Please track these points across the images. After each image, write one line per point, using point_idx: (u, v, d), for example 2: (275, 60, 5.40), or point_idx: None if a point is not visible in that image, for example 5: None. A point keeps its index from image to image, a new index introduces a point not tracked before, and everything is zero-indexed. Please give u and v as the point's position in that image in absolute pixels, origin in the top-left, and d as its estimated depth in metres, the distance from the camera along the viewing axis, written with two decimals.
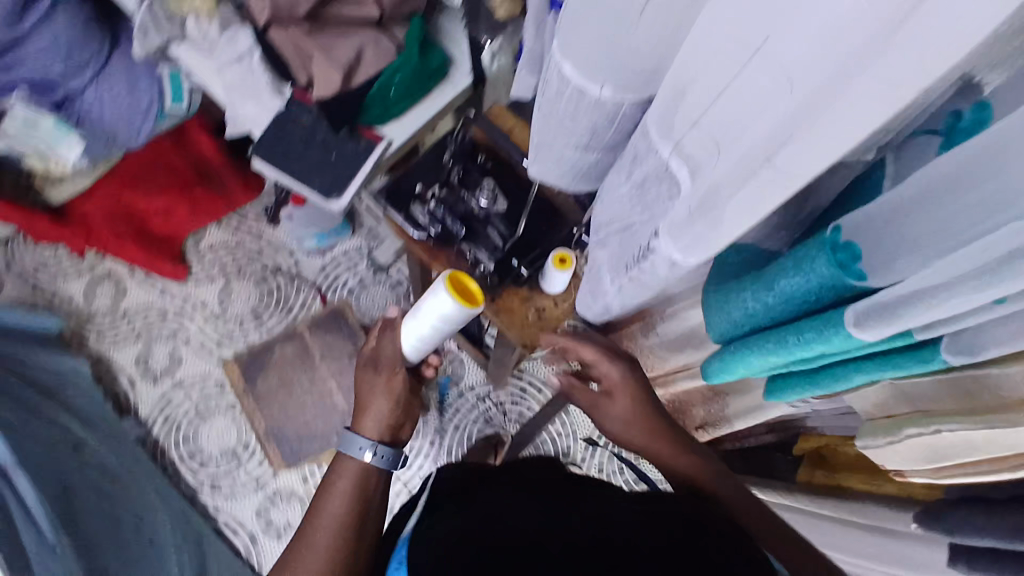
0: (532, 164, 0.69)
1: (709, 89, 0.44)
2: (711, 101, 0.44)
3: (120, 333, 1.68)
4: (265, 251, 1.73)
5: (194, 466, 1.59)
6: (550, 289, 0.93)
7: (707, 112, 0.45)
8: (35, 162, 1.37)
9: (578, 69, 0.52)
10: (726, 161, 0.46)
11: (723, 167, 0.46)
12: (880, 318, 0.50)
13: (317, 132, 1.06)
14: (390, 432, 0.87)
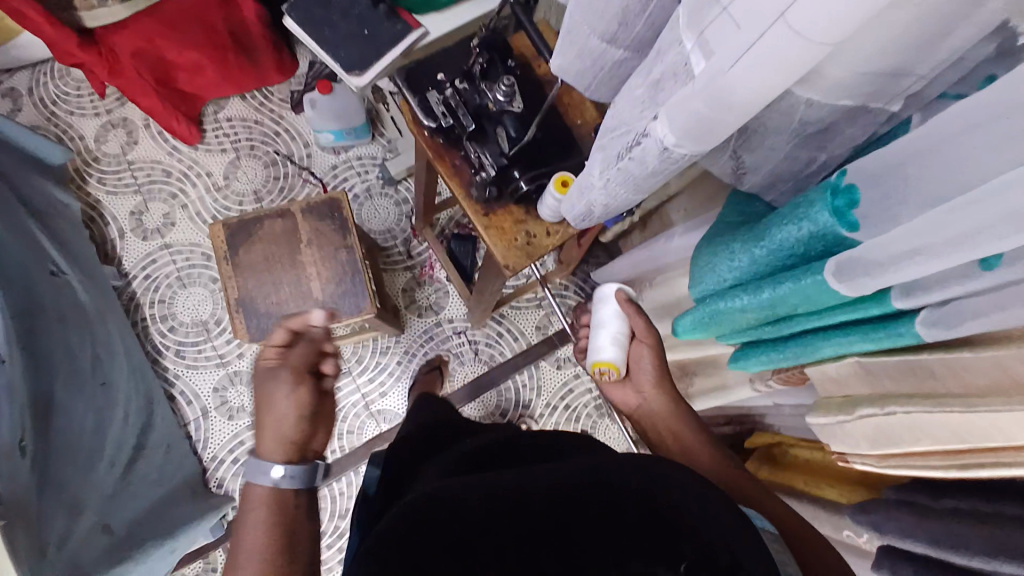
0: (556, 57, 0.65)
1: None
2: None
3: (122, 182, 1.67)
4: (282, 136, 1.74)
5: (163, 329, 1.58)
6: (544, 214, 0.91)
7: None
8: None
9: None
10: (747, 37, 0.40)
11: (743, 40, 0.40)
12: (861, 272, 0.49)
13: (356, 5, 1.04)
14: (296, 447, 0.80)
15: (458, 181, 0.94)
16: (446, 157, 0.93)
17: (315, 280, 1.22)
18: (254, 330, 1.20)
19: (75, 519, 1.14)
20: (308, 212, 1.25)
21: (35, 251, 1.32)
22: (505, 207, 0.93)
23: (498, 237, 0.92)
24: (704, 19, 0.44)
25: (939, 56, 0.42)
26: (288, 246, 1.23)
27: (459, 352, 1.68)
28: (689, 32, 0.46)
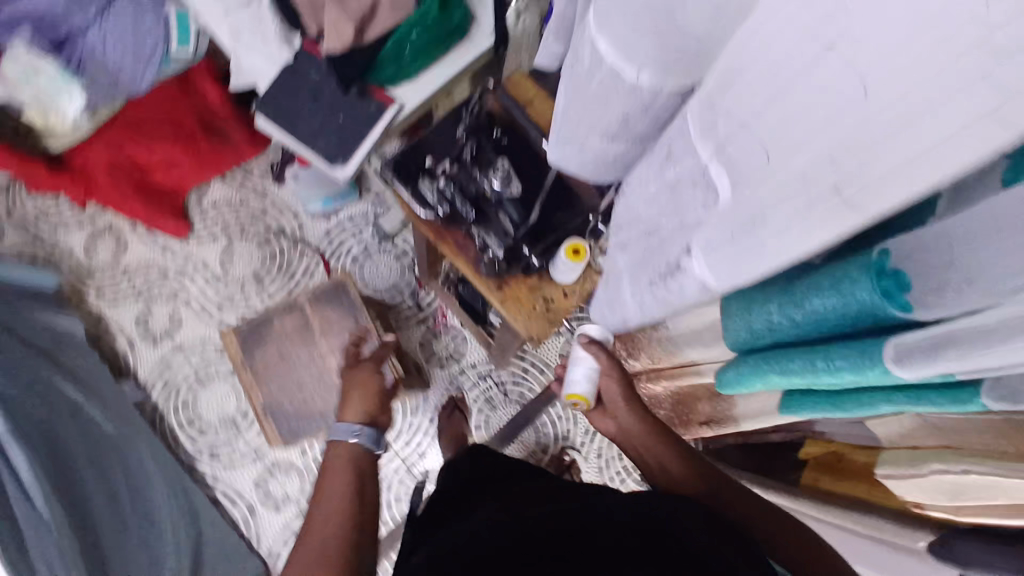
0: (552, 149, 0.62)
1: (762, 77, 0.35)
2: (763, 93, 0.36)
3: (120, 291, 1.65)
4: (269, 211, 1.69)
5: (193, 433, 1.56)
6: (560, 279, 0.87)
7: (758, 107, 0.36)
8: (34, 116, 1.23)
9: (616, 46, 0.43)
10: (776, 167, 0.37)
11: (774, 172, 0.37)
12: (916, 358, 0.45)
13: (325, 91, 0.98)
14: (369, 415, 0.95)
15: (465, 260, 0.88)
16: (449, 238, 0.89)
17: (335, 370, 1.20)
18: (287, 435, 1.19)
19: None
20: (313, 300, 1.22)
21: (52, 394, 1.30)
22: (516, 276, 0.88)
23: (517, 309, 0.87)
24: (728, 138, 0.41)
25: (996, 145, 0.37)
26: (302, 341, 1.21)
27: (488, 396, 1.65)
28: (703, 143, 0.43)
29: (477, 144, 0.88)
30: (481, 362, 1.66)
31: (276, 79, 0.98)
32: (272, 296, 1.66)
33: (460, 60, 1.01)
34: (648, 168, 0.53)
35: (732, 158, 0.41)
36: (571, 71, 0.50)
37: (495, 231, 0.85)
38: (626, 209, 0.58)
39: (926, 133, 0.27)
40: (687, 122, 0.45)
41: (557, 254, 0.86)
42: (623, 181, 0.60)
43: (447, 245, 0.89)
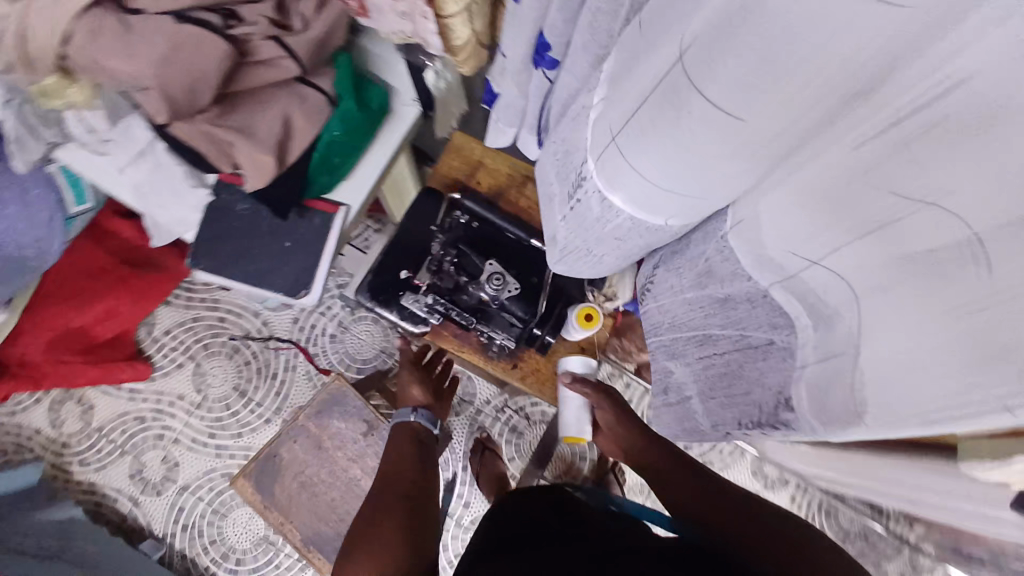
0: (555, 265, 0.56)
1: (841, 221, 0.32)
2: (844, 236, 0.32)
3: (103, 452, 1.54)
4: (228, 319, 1.60)
5: (232, 568, 1.49)
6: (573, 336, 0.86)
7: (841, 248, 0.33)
8: None
9: (634, 198, 0.39)
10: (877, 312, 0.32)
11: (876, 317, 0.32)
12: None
13: (261, 220, 0.91)
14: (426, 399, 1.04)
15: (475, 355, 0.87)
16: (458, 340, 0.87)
17: (365, 477, 1.16)
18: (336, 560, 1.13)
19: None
20: (315, 416, 1.18)
21: None
22: (527, 351, 0.88)
23: (538, 383, 0.88)
24: (809, 275, 0.36)
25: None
26: (320, 460, 1.16)
27: (512, 428, 1.61)
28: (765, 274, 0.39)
29: (457, 253, 0.84)
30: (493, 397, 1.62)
31: (203, 223, 0.91)
32: (260, 404, 1.56)
33: (392, 138, 0.93)
34: (683, 271, 0.47)
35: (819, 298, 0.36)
36: (573, 213, 0.45)
37: (500, 327, 0.85)
38: (660, 313, 0.53)
39: None
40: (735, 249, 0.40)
41: (567, 320, 0.83)
42: (643, 287, 0.54)
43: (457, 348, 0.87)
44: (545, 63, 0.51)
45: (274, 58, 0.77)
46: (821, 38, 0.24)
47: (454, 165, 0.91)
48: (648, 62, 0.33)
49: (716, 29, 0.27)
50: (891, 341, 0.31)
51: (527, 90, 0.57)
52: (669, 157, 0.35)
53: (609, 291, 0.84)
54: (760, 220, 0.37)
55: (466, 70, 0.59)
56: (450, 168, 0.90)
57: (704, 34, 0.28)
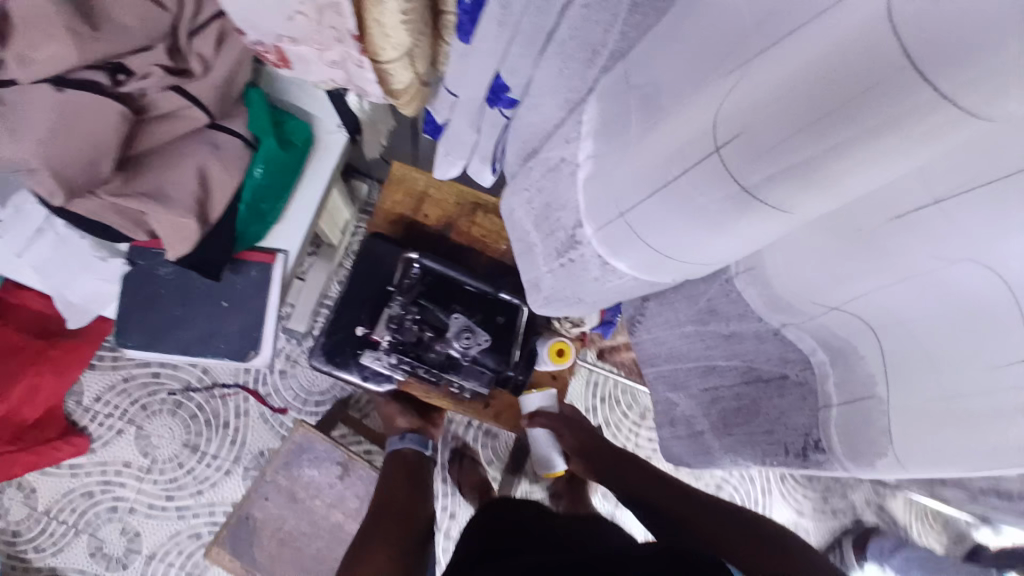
0: (539, 304, 0.53)
1: (859, 277, 0.33)
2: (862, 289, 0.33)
3: (54, 536, 1.41)
4: (164, 373, 1.48)
5: None
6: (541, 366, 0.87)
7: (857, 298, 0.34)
8: None
9: (643, 265, 0.41)
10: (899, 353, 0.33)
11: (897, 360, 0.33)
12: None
13: (191, 283, 0.83)
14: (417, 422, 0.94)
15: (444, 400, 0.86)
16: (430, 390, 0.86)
17: (346, 520, 1.11)
18: None
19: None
20: (282, 467, 1.12)
21: None
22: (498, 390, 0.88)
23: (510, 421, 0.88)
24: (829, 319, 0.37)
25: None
26: (295, 512, 1.11)
27: None
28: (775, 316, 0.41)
29: (420, 307, 0.81)
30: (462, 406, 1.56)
31: (124, 296, 0.82)
32: (215, 456, 1.46)
33: (323, 171, 0.86)
34: (682, 305, 0.48)
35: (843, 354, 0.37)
36: None
37: (470, 378, 0.82)
38: (649, 336, 0.53)
39: None
40: (746, 294, 0.42)
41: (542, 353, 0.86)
42: (634, 318, 0.55)
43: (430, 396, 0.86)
44: (500, 101, 0.46)
45: (179, 109, 0.69)
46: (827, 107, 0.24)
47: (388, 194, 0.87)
48: (663, 138, 0.33)
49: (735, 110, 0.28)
50: (924, 398, 0.32)
51: (476, 126, 0.53)
52: (687, 227, 0.35)
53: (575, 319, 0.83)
54: (772, 273, 0.39)
55: (408, 112, 0.54)
56: (394, 201, 0.87)
57: (750, 120, 0.27)
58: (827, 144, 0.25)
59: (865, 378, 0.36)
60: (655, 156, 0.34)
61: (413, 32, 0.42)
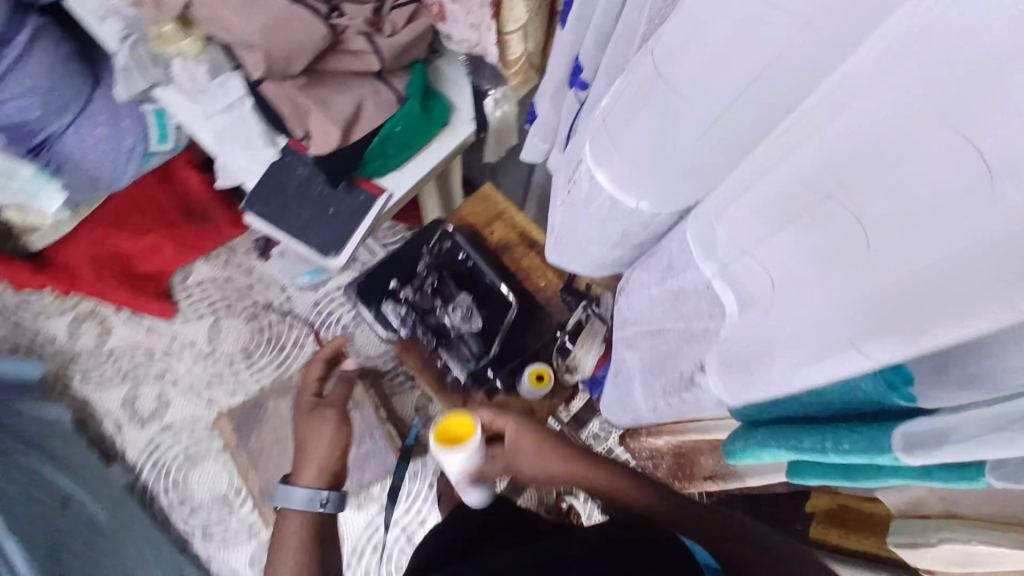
0: (550, 252, 0.64)
1: (765, 229, 0.40)
2: (764, 237, 0.40)
3: (106, 374, 1.63)
4: (256, 287, 1.68)
5: (185, 513, 1.56)
6: (524, 394, 0.89)
7: (760, 245, 0.41)
8: (12, 214, 1.26)
9: (614, 177, 0.48)
10: (784, 301, 0.40)
11: (782, 308, 0.40)
12: (927, 445, 0.47)
13: (314, 183, 1.01)
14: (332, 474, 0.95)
15: (432, 380, 0.90)
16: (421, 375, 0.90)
17: None
18: None
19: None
20: (308, 380, 1.23)
21: (40, 489, 1.27)
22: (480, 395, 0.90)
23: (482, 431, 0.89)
24: (738, 264, 0.44)
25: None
26: None
27: None
28: (706, 263, 0.47)
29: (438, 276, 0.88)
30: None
31: (264, 176, 1.03)
32: (261, 371, 1.64)
33: (445, 146, 1.04)
34: (649, 273, 0.55)
35: (740, 281, 0.44)
36: (569, 193, 0.54)
37: (455, 358, 0.85)
38: (632, 309, 0.60)
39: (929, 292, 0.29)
40: (688, 236, 0.48)
41: (523, 377, 0.89)
42: (622, 287, 0.62)
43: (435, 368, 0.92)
44: (578, 84, 0.61)
45: (361, 50, 0.91)
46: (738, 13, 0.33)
47: (468, 204, 1.00)
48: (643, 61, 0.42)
49: (684, 32, 0.36)
50: (797, 330, 0.39)
51: (561, 108, 0.67)
52: (644, 140, 0.44)
53: (572, 362, 0.90)
54: (700, 215, 0.46)
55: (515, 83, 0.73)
56: (471, 212, 1.00)
57: (692, 38, 0.36)
58: (748, 86, 0.36)
59: (759, 313, 0.43)
60: (640, 86, 0.42)
61: (526, 10, 0.61)
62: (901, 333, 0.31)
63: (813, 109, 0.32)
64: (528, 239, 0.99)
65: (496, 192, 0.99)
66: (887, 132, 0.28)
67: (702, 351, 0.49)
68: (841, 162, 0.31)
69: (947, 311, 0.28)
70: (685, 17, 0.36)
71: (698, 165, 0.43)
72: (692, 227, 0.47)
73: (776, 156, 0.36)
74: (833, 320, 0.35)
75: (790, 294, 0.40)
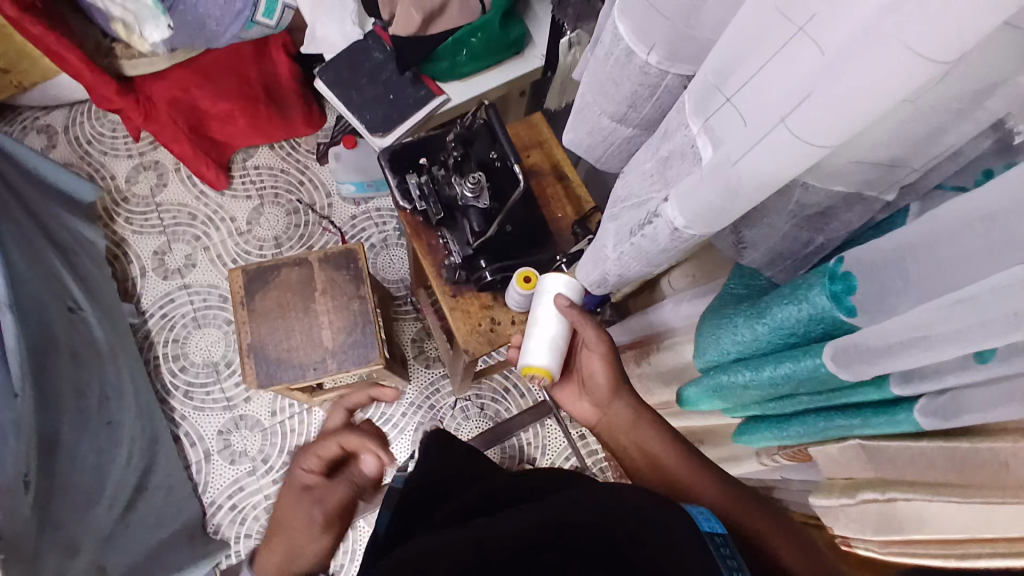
0: (567, 132, 0.69)
1: (744, 73, 0.43)
2: (741, 85, 0.43)
3: (148, 222, 1.72)
4: (305, 185, 1.77)
5: (174, 368, 1.62)
6: (510, 304, 0.91)
7: (734, 93, 0.44)
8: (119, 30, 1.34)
9: (632, 28, 0.49)
10: (741, 139, 0.44)
11: (738, 143, 0.44)
12: (868, 354, 0.50)
13: (384, 70, 1.09)
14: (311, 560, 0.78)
15: (430, 261, 0.94)
16: (309, 466, 0.83)
17: (325, 329, 1.25)
18: (263, 377, 1.22)
19: (71, 559, 1.16)
20: (323, 261, 1.28)
21: (56, 290, 1.36)
22: (472, 291, 0.94)
23: (461, 321, 0.93)
24: (717, 118, 0.47)
25: (940, 151, 0.44)
26: (302, 294, 1.26)
27: (463, 407, 1.62)
28: (696, 117, 0.49)
29: (463, 153, 0.90)
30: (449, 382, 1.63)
31: (342, 50, 1.10)
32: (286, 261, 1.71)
33: (510, 72, 1.09)
34: (646, 149, 0.57)
35: (715, 130, 0.47)
36: (593, 55, 0.57)
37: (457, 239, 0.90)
38: (623, 188, 0.62)
39: (873, 91, 0.34)
40: (686, 97, 0.50)
41: (511, 282, 0.88)
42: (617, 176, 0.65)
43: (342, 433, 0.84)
44: None
45: None
46: None
47: (516, 128, 1.05)
48: None
49: None
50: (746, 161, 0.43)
51: None
52: None
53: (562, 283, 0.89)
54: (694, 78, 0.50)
55: None
56: (516, 133, 1.04)
57: None
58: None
59: (723, 157, 0.46)
60: None
61: None
62: (822, 111, 0.37)
63: None
64: (558, 172, 1.02)
65: (543, 122, 1.04)
66: None
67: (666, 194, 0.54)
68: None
69: (862, 85, 0.34)
70: None
71: (707, 12, 0.46)
72: (689, 87, 0.50)
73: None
74: (771, 110, 0.41)
75: (746, 131, 0.44)
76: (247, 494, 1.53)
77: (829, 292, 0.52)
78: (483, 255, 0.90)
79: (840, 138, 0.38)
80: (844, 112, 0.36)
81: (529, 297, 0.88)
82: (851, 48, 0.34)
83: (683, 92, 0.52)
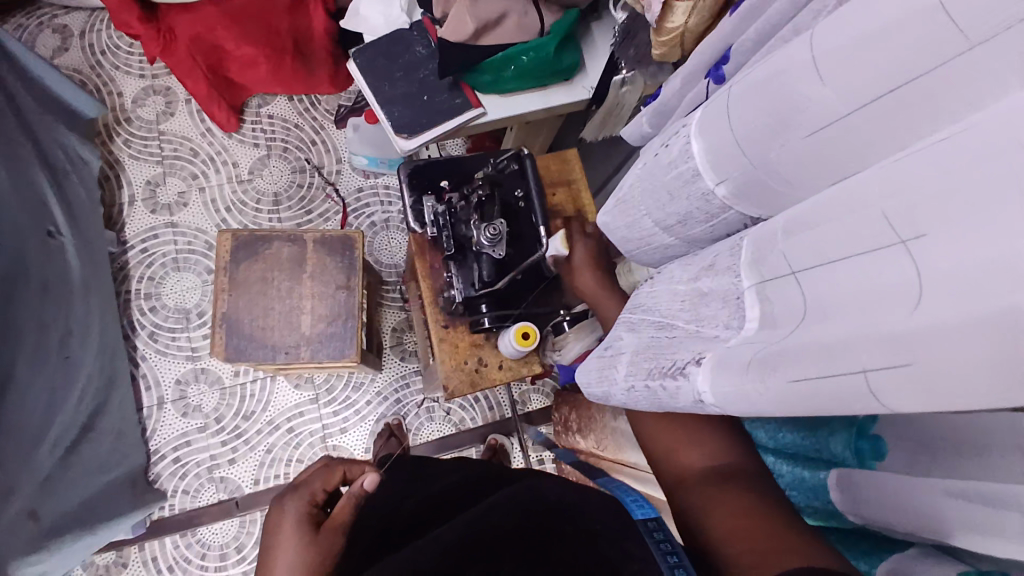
0: (603, 213, 0.66)
1: (819, 253, 0.38)
2: (815, 265, 0.38)
3: (148, 149, 1.64)
4: (316, 146, 1.69)
5: (144, 306, 1.55)
6: (501, 348, 0.86)
7: (805, 271, 0.39)
8: None
9: (707, 151, 0.47)
10: (798, 333, 0.39)
11: (794, 338, 0.39)
12: (861, 503, 0.46)
13: (421, 68, 1.04)
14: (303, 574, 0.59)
15: (428, 289, 0.89)
16: (316, 484, 0.71)
17: (307, 314, 1.19)
18: (232, 351, 1.16)
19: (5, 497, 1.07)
20: (319, 242, 1.23)
21: (39, 209, 1.29)
22: (465, 324, 0.89)
23: (448, 354, 0.87)
24: (780, 285, 0.42)
25: None
26: (290, 273, 1.20)
27: (430, 408, 1.56)
28: (749, 272, 0.45)
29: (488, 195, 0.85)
30: (422, 379, 1.57)
31: (384, 37, 1.05)
32: (281, 222, 1.64)
33: (554, 98, 1.01)
34: (685, 269, 0.54)
35: (769, 302, 0.43)
36: (655, 156, 0.54)
37: (462, 277, 0.86)
38: (651, 299, 0.59)
39: (988, 370, 0.28)
40: (745, 237, 0.46)
41: (509, 330, 0.84)
42: (650, 276, 0.62)
43: (342, 462, 0.78)
44: (709, 72, 0.60)
45: None
46: (910, 24, 0.32)
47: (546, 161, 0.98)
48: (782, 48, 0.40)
49: (848, 31, 0.35)
50: (800, 369, 0.37)
51: (681, 95, 0.66)
52: (762, 123, 0.42)
53: (559, 342, 0.86)
54: (763, 231, 0.44)
55: (657, 55, 0.73)
56: (544, 166, 0.97)
57: (840, 43, 0.35)
58: (879, 98, 0.35)
59: (776, 336, 0.41)
60: (772, 70, 0.40)
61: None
62: (928, 386, 0.30)
63: (928, 152, 0.31)
64: (580, 218, 0.96)
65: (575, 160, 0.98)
66: (998, 188, 0.27)
67: (704, 349, 0.47)
68: (923, 193, 0.31)
69: (987, 374, 0.28)
70: (854, 16, 0.35)
71: (788, 173, 0.42)
72: (755, 226, 0.45)
73: (863, 189, 0.35)
74: (851, 343, 0.34)
75: (810, 327, 0.38)
76: (194, 450, 1.48)
77: (851, 449, 0.48)
78: (487, 299, 0.86)
79: (921, 402, 0.31)
80: (958, 394, 0.29)
81: (524, 352, 0.84)
82: (980, 329, 0.28)
83: (743, 231, 0.48)
